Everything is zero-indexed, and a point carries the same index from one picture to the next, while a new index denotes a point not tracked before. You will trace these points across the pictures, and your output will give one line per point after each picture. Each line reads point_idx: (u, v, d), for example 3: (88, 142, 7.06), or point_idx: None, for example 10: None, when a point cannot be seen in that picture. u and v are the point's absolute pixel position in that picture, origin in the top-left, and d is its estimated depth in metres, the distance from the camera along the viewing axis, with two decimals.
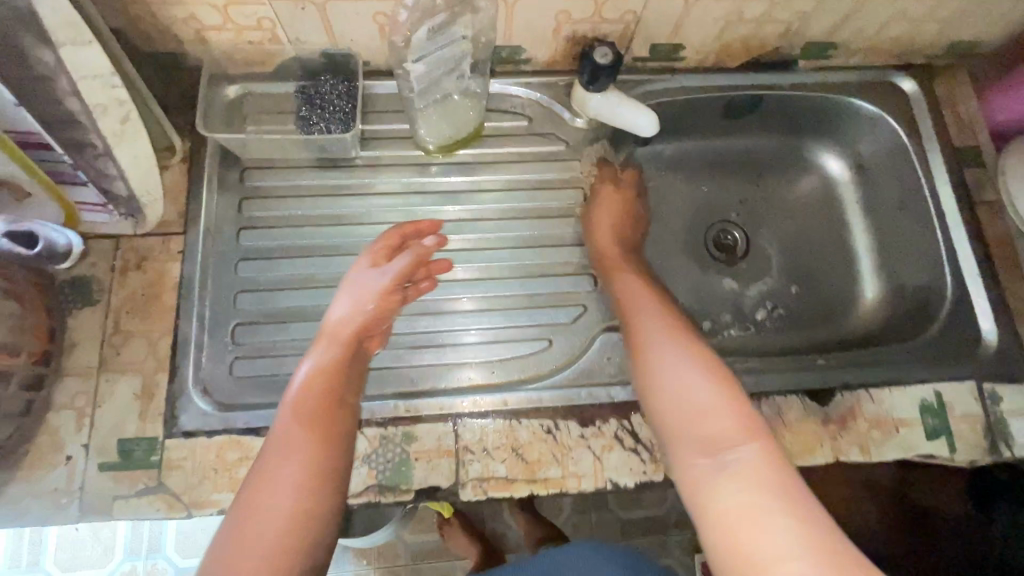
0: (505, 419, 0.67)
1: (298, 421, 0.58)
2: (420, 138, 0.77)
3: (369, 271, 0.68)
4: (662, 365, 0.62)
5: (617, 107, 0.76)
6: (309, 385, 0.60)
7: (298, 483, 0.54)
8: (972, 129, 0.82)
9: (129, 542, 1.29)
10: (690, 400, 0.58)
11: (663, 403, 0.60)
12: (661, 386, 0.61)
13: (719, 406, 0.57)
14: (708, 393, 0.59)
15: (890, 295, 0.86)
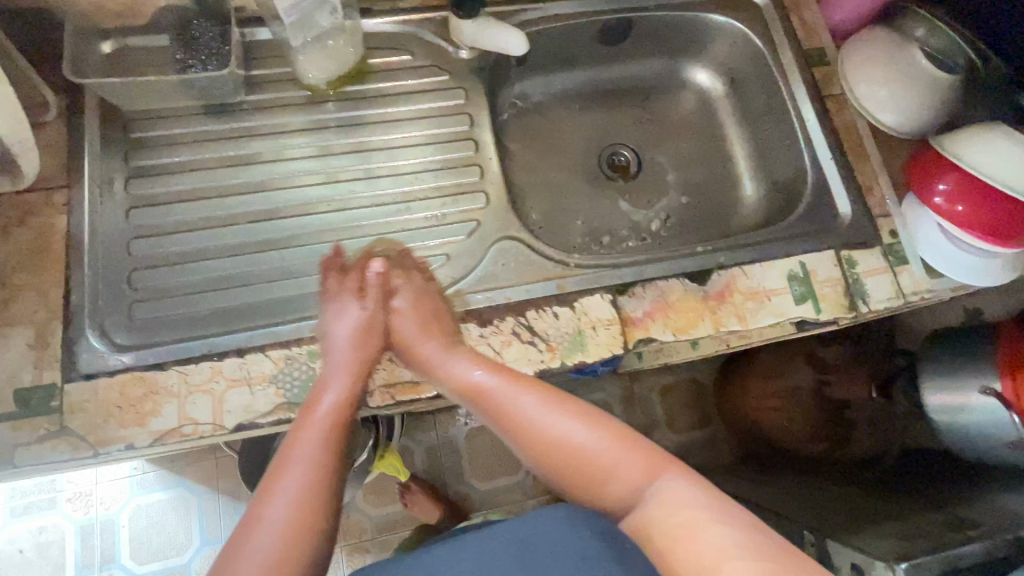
0: (407, 329, 0.71)
1: (317, 453, 0.59)
2: (304, 77, 0.80)
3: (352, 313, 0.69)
4: (528, 428, 0.64)
5: (488, 32, 0.80)
6: (321, 434, 0.60)
7: (307, 490, 0.56)
8: (817, 30, 0.90)
9: (79, 557, 1.25)
10: (586, 462, 0.62)
11: (568, 473, 0.63)
12: (608, 462, 0.62)
13: (638, 464, 0.61)
14: (593, 453, 0.62)
15: (767, 191, 0.95)
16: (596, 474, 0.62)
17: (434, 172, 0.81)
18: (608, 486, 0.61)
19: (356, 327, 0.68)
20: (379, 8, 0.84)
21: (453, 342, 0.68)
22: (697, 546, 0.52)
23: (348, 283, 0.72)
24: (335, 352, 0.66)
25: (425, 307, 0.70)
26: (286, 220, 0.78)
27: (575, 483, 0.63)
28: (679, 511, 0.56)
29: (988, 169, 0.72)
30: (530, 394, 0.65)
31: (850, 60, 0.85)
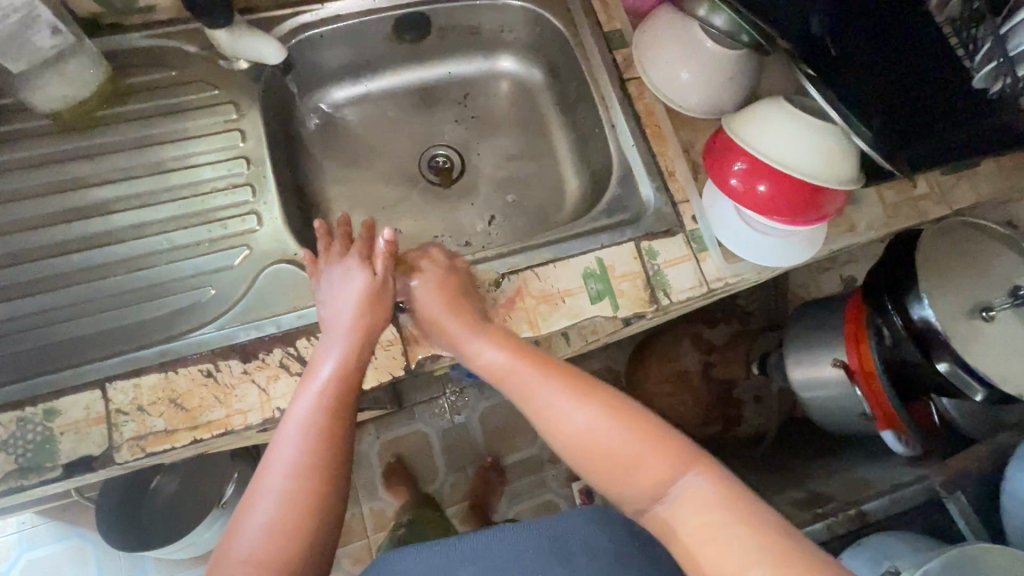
0: (160, 372, 0.65)
1: (315, 417, 0.56)
2: (36, 106, 0.71)
3: (341, 275, 0.66)
4: (563, 423, 0.56)
5: (241, 40, 0.74)
6: (324, 400, 0.57)
7: (297, 469, 0.53)
8: (616, 12, 0.87)
9: None
10: (613, 462, 0.53)
11: (591, 460, 0.54)
12: (604, 450, 0.54)
13: (658, 457, 0.52)
14: (622, 444, 0.54)
15: (588, 182, 0.91)
16: (629, 474, 0.53)
17: (204, 194, 0.74)
18: (638, 474, 0.53)
19: (357, 306, 0.64)
20: (131, 23, 0.77)
21: (467, 323, 0.64)
22: (728, 544, 0.46)
23: (355, 256, 0.67)
24: (345, 316, 0.63)
25: (371, 285, 0.65)
26: (28, 266, 0.69)
27: (599, 477, 0.54)
28: (702, 508, 0.49)
29: (774, 151, 0.70)
30: (555, 381, 0.58)
31: (643, 42, 0.82)
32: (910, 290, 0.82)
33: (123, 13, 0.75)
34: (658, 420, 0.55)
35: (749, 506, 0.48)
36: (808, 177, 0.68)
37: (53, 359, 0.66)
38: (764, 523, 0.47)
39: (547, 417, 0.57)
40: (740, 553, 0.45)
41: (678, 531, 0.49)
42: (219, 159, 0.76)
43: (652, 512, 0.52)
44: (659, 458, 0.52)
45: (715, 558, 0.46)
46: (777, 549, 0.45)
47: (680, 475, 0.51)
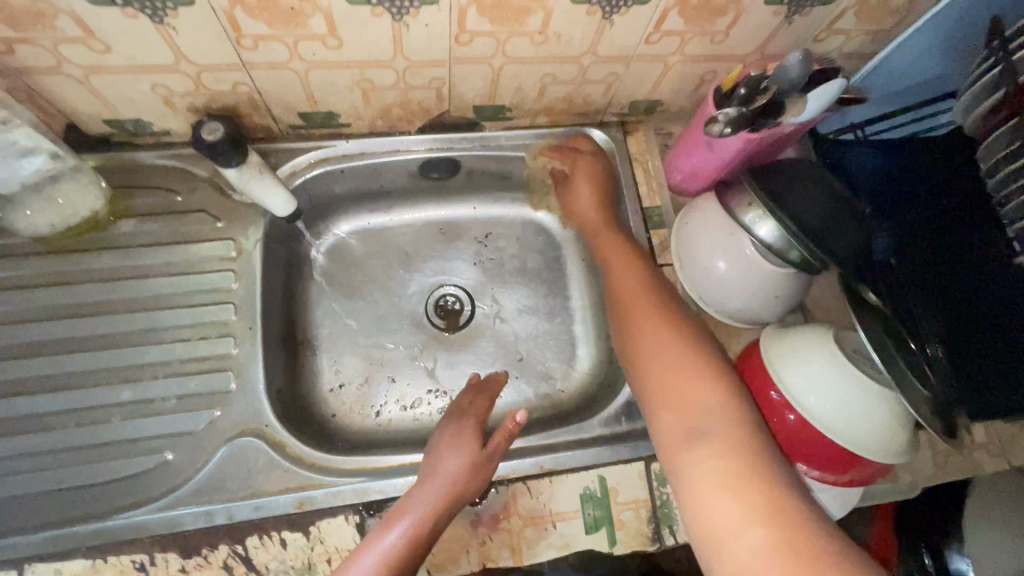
0: (88, 559, 0.58)
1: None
2: (20, 228, 0.67)
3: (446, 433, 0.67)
4: (657, 353, 0.62)
5: (248, 183, 0.68)
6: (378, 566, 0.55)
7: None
8: (658, 186, 0.80)
9: None
10: (674, 374, 0.60)
11: (656, 378, 0.60)
12: (667, 359, 0.61)
13: (699, 384, 0.58)
14: (678, 365, 0.60)
15: (602, 358, 0.83)
16: (684, 400, 0.57)
17: (185, 340, 0.69)
18: (682, 394, 0.58)
19: (453, 482, 0.61)
20: (143, 143, 0.72)
21: (609, 225, 0.77)
22: (724, 508, 0.49)
23: (467, 424, 0.67)
24: (429, 486, 0.60)
25: (471, 455, 0.63)
26: None
27: (659, 391, 0.60)
28: (731, 442, 0.52)
29: (812, 403, 0.62)
30: (661, 325, 0.64)
31: (684, 232, 0.75)
32: (952, 536, 0.72)
33: (135, 134, 0.71)
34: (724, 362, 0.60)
35: (765, 466, 0.50)
36: (846, 443, 0.60)
37: None
38: (790, 507, 0.47)
39: (643, 344, 0.64)
40: (742, 515, 0.47)
41: (683, 479, 0.53)
42: (207, 303, 0.70)
43: (673, 434, 0.56)
44: (711, 389, 0.57)
45: (720, 519, 0.48)
46: (776, 514, 0.47)
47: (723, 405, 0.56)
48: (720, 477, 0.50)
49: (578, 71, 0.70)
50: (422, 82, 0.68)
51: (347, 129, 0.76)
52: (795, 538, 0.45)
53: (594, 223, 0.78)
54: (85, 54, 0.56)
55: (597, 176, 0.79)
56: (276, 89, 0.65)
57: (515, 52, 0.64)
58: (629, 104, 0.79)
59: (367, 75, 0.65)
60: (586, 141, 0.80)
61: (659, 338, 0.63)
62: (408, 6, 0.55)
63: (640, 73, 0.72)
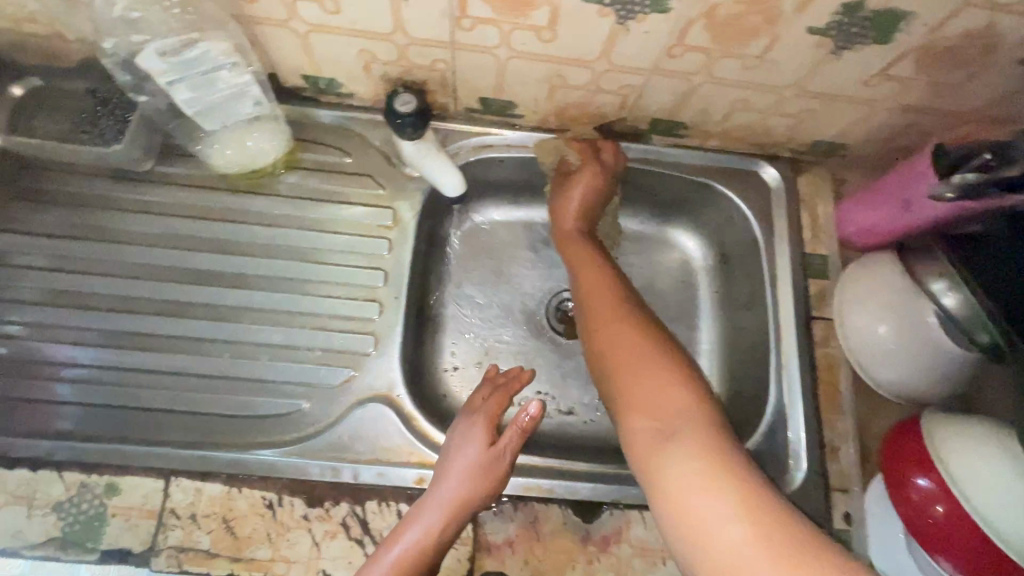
0: (225, 486, 0.61)
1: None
2: (211, 162, 0.71)
3: (460, 426, 0.64)
4: (638, 359, 0.59)
5: (423, 160, 0.70)
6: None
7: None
8: (824, 235, 0.76)
9: None
10: (631, 374, 0.58)
11: (617, 375, 0.59)
12: (624, 358, 0.60)
13: (660, 378, 0.56)
14: (636, 364, 0.58)
15: (723, 400, 0.79)
16: (655, 401, 0.55)
17: (334, 297, 0.71)
18: (649, 394, 0.56)
19: (457, 497, 0.58)
20: (327, 101, 0.74)
21: (586, 237, 0.76)
22: (708, 505, 0.46)
23: (481, 414, 0.64)
24: (450, 483, 0.59)
25: (480, 456, 0.60)
26: (156, 318, 0.69)
27: (626, 392, 0.58)
28: (705, 440, 0.50)
29: (978, 497, 0.56)
30: (609, 319, 0.64)
31: (848, 288, 0.70)
32: None
33: (322, 92, 0.72)
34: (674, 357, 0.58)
35: (743, 466, 0.48)
36: (1011, 550, 0.54)
37: (136, 424, 0.65)
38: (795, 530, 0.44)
39: (599, 338, 0.64)
40: (724, 511, 0.46)
41: (654, 478, 0.51)
42: (360, 265, 0.73)
43: (643, 435, 0.54)
44: (681, 387, 0.55)
45: (702, 516, 0.46)
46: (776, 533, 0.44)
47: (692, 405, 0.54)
48: (700, 471, 0.48)
49: (776, 101, 0.66)
50: (613, 87, 0.66)
51: (518, 121, 0.75)
52: (777, 532, 0.44)
53: (570, 232, 0.76)
54: (316, 13, 0.59)
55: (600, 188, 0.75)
56: (471, 72, 0.66)
57: (720, 72, 0.62)
58: (812, 143, 0.74)
59: (563, 71, 0.64)
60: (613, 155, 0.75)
61: (611, 335, 0.63)
62: (636, 11, 0.54)
63: (840, 113, 0.67)
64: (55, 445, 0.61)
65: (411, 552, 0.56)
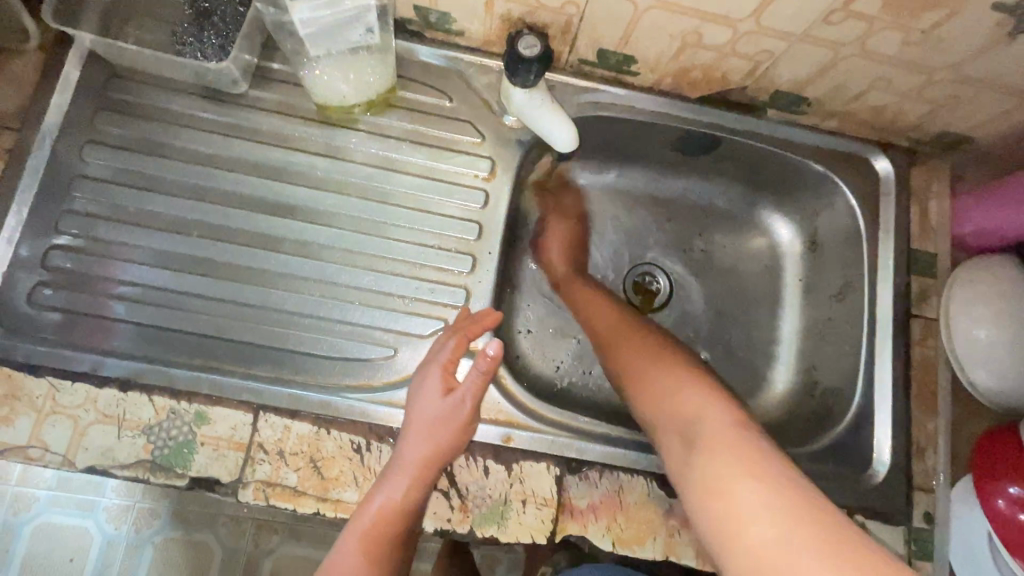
0: (313, 426, 0.60)
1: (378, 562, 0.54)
2: (313, 92, 0.67)
3: (426, 373, 0.59)
4: (647, 371, 0.61)
5: (536, 112, 0.66)
6: (364, 544, 0.54)
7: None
8: (932, 232, 0.73)
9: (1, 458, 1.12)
10: (658, 379, 0.60)
11: (639, 380, 0.61)
12: (636, 370, 0.63)
13: (691, 389, 0.57)
14: (671, 375, 0.59)
15: (800, 389, 0.78)
16: (678, 409, 0.55)
17: (425, 245, 0.69)
18: (668, 406, 0.57)
19: (421, 455, 0.56)
20: (431, 37, 0.70)
21: (581, 277, 0.77)
22: (734, 490, 0.47)
23: (443, 361, 0.59)
24: (414, 436, 0.56)
25: (443, 405, 0.57)
26: (241, 249, 0.67)
27: (655, 403, 0.58)
28: (726, 434, 0.51)
29: None
30: (630, 332, 0.67)
31: (958, 289, 0.68)
32: None
33: (430, 27, 0.68)
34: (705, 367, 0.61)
35: (769, 459, 0.48)
36: None
37: (221, 354, 0.63)
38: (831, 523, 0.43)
39: (619, 350, 0.66)
40: (750, 491, 0.46)
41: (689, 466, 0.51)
42: (453, 215, 0.70)
43: (677, 448, 0.54)
44: (699, 394, 0.56)
45: (731, 508, 0.46)
46: (813, 526, 0.43)
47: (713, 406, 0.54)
48: (724, 456, 0.49)
49: (920, 84, 0.62)
50: (749, 52, 0.62)
51: (630, 78, 0.71)
52: (795, 509, 0.44)
53: (570, 277, 0.77)
54: None
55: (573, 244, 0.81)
56: (601, 20, 0.62)
57: (874, 46, 0.58)
58: (937, 134, 0.71)
59: (701, 28, 0.60)
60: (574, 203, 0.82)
61: (638, 347, 0.65)
62: None
63: (983, 103, 0.63)
64: (145, 368, 0.60)
65: (386, 511, 0.54)
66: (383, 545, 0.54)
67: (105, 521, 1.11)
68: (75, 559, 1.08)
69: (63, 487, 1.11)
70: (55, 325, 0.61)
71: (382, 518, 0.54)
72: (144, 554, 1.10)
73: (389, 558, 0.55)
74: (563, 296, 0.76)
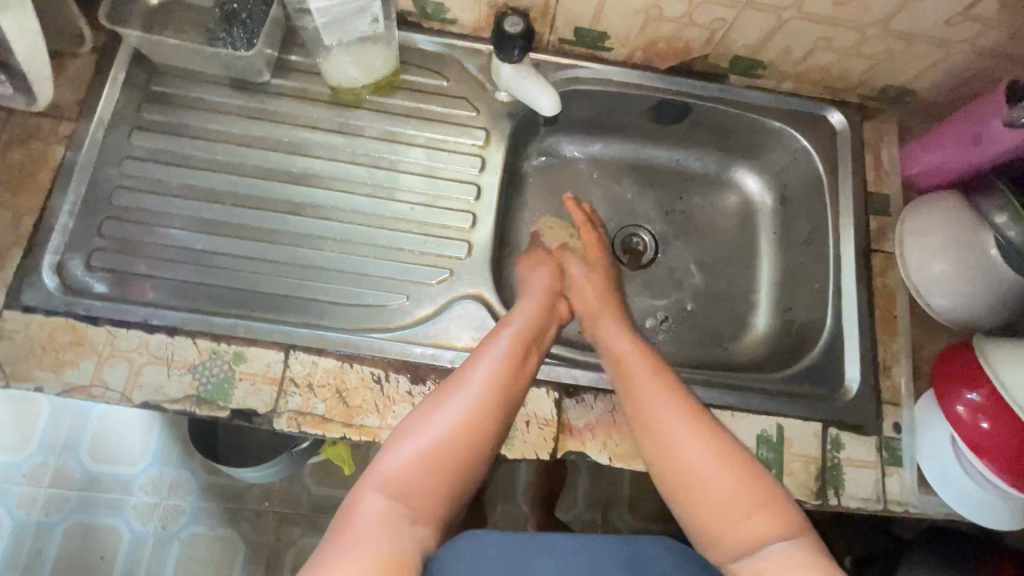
0: (337, 361, 0.68)
1: (467, 415, 0.58)
2: (328, 75, 0.77)
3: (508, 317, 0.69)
4: (695, 457, 0.57)
5: (521, 82, 0.76)
6: (471, 405, 0.59)
7: (431, 451, 0.55)
8: (887, 176, 0.81)
9: (47, 436, 1.22)
10: (717, 500, 0.55)
11: (693, 491, 0.56)
12: (687, 468, 0.57)
13: (747, 504, 0.54)
14: (728, 499, 0.55)
15: (779, 329, 0.84)
16: (732, 516, 0.54)
17: (431, 207, 0.78)
18: (735, 525, 0.53)
19: (505, 361, 0.63)
20: (428, 27, 0.80)
21: (624, 325, 0.73)
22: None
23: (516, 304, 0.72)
24: (497, 347, 0.65)
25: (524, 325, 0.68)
26: (268, 215, 0.76)
27: (709, 521, 0.54)
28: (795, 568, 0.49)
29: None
30: (683, 414, 0.60)
31: (910, 223, 0.76)
32: None
33: (428, 18, 0.79)
34: (771, 479, 0.56)
35: None
36: None
37: (254, 306, 0.71)
38: None
39: (665, 444, 0.59)
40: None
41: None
42: (455, 180, 0.79)
43: (744, 574, 0.51)
44: (767, 514, 0.53)
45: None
46: None
47: (782, 537, 0.52)
48: None
49: (857, 39, 0.72)
50: (705, 20, 0.73)
51: (605, 54, 0.81)
52: None
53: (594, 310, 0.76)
54: None
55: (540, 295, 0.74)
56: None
57: (810, 7, 0.68)
58: (880, 88, 0.79)
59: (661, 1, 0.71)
60: (598, 257, 0.82)
61: (690, 441, 0.58)
62: None
63: (913, 55, 0.72)
64: (190, 316, 0.68)
65: (490, 376, 0.61)
66: (488, 407, 0.59)
67: (133, 520, 1.20)
68: (106, 557, 1.17)
69: (96, 488, 1.20)
70: (109, 282, 0.70)
71: (452, 428, 0.57)
72: (170, 551, 1.19)
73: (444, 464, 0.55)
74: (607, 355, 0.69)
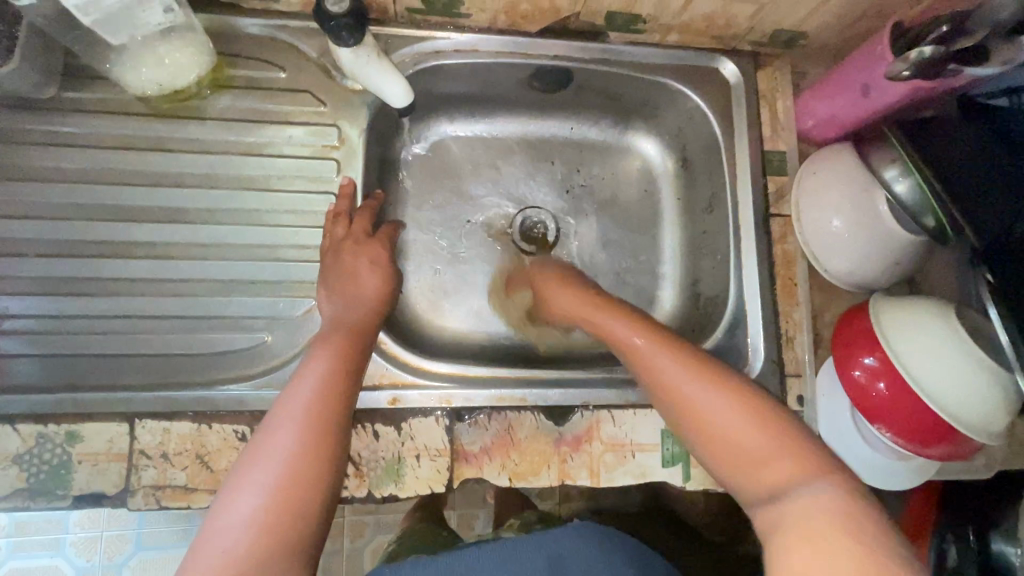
0: (194, 424, 0.60)
1: (305, 460, 0.48)
2: (129, 83, 0.63)
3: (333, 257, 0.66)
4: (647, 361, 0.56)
5: (364, 69, 0.64)
6: (310, 422, 0.50)
7: (261, 524, 0.45)
8: (783, 130, 0.75)
9: None
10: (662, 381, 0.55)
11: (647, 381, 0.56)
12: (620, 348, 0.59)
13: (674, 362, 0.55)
14: (661, 377, 0.55)
15: (686, 303, 0.81)
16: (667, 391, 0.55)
17: (288, 226, 0.68)
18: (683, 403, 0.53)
19: (342, 346, 0.58)
20: (251, 8, 0.67)
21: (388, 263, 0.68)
22: (808, 545, 0.41)
23: (358, 236, 0.66)
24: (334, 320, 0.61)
25: (368, 300, 0.64)
26: (91, 261, 0.64)
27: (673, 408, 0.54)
28: (816, 519, 0.42)
29: (917, 367, 0.60)
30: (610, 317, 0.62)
31: (805, 183, 0.71)
32: (999, 523, 0.72)
33: None
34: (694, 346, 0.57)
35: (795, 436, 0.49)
36: (951, 417, 0.59)
37: (92, 373, 0.62)
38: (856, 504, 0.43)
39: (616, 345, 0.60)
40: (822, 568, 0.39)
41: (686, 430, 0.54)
42: (312, 189, 0.69)
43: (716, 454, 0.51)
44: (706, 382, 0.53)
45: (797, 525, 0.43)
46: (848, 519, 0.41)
47: (809, 479, 0.46)
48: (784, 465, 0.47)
49: None
50: None
51: (465, 21, 0.70)
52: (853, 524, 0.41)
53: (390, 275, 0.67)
54: None
55: (383, 261, 0.68)
56: None
57: None
58: (770, 33, 0.72)
59: None
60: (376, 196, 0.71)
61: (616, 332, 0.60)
62: None
63: None
64: (7, 398, 0.58)
65: (319, 381, 0.54)
66: (325, 439, 0.50)
67: (75, 555, 1.12)
68: None
69: (24, 533, 1.11)
70: None
71: (315, 415, 0.51)
72: None
73: (313, 453, 0.49)
74: (336, 273, 0.65)
